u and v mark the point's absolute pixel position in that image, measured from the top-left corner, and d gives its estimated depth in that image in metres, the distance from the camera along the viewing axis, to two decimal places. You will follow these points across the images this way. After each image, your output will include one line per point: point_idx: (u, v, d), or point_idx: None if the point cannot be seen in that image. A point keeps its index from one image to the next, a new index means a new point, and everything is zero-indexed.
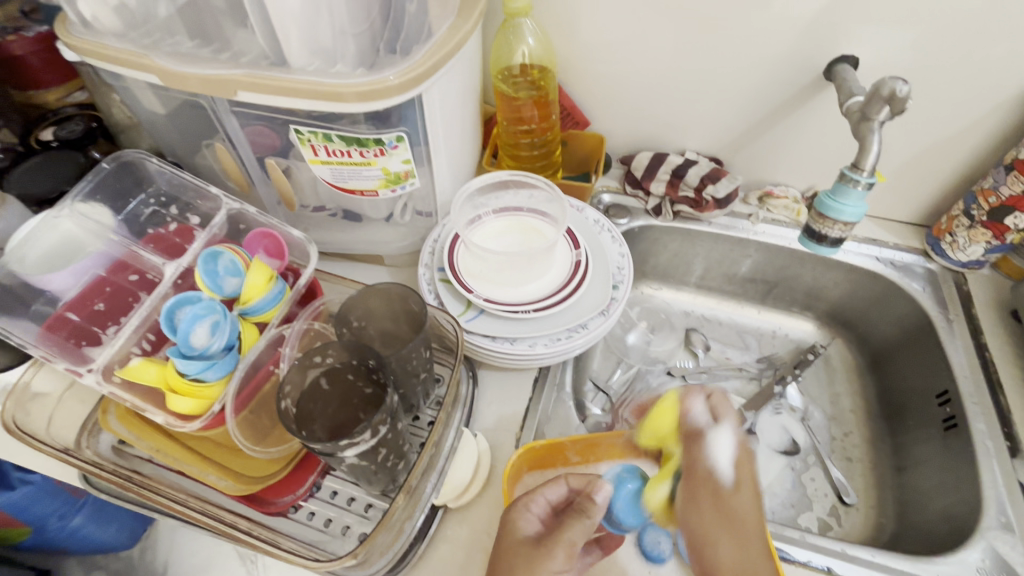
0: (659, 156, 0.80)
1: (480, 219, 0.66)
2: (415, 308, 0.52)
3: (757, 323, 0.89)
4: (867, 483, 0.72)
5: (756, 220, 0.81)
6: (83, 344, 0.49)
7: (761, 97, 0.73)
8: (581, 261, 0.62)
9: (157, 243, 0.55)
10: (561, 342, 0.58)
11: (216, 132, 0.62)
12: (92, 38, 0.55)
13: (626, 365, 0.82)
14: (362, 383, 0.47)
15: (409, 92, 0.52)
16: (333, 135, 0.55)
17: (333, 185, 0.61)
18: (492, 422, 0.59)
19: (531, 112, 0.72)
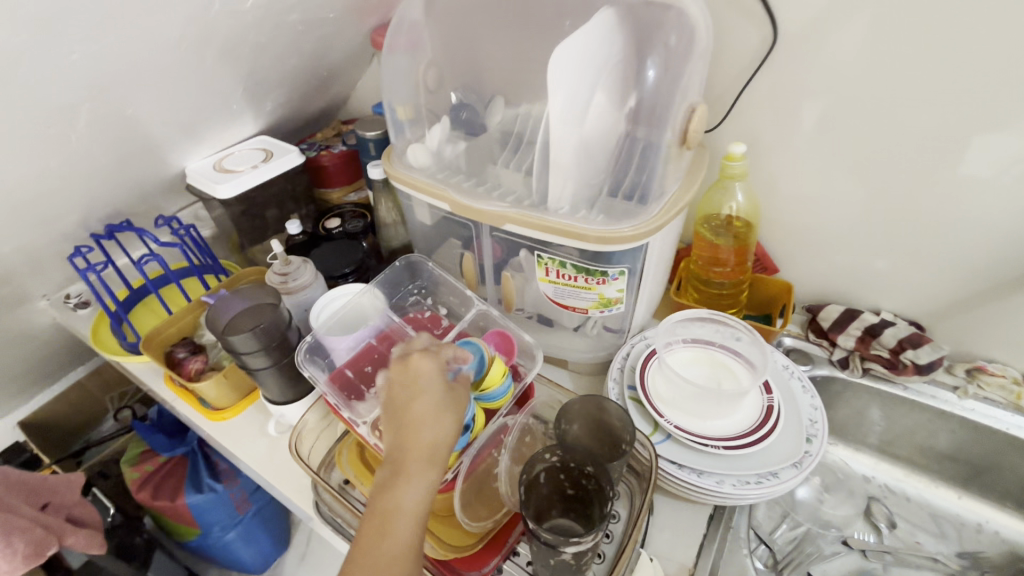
0: (851, 312, 0.81)
1: (672, 346, 0.71)
2: (618, 422, 0.58)
3: (955, 510, 0.79)
4: None
5: (964, 394, 0.76)
6: (353, 398, 0.62)
7: (979, 274, 0.72)
8: (773, 406, 0.64)
9: (416, 325, 0.70)
10: (751, 487, 0.58)
11: (466, 244, 0.77)
12: (404, 171, 0.74)
13: (793, 521, 0.76)
14: (569, 484, 0.55)
15: (641, 239, 0.62)
16: (569, 263, 0.67)
17: (552, 299, 0.72)
18: (666, 550, 0.61)
19: (730, 255, 0.78)
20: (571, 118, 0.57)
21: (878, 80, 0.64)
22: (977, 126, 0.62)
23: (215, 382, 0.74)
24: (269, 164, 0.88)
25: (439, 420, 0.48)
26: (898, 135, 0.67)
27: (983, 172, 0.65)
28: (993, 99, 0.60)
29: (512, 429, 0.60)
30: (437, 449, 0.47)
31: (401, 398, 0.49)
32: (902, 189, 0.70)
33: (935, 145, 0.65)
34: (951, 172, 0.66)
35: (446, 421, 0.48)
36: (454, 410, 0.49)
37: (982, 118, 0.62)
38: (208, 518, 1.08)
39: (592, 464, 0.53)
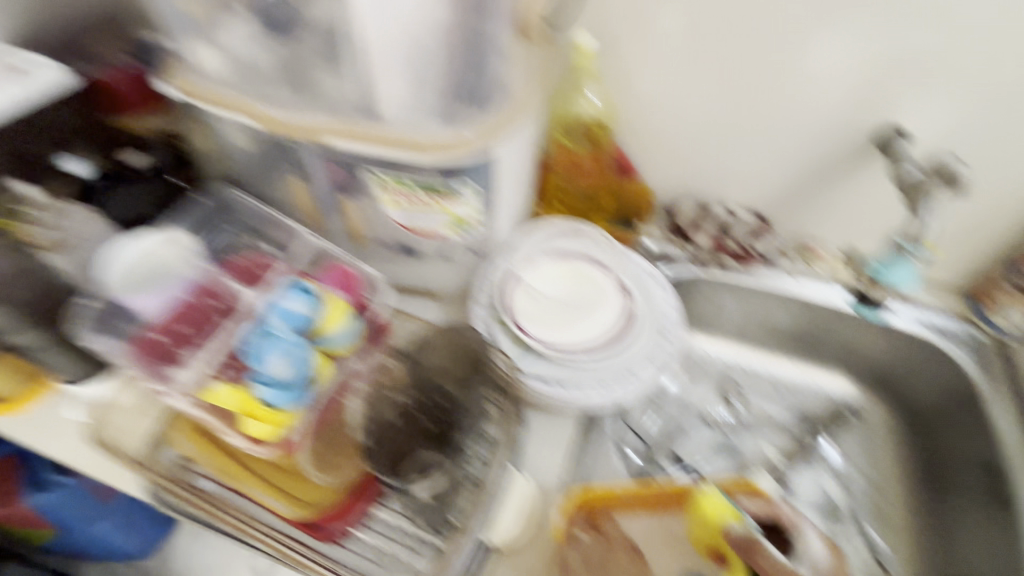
0: (704, 209, 0.84)
1: (535, 261, 0.68)
2: (474, 348, 0.57)
3: (795, 378, 0.89)
4: (908, 548, 0.73)
5: (796, 274, 0.83)
6: (162, 363, 0.52)
7: (812, 162, 0.75)
8: (632, 309, 0.65)
9: (237, 271, 0.59)
10: (612, 388, 0.61)
11: (296, 170, 0.65)
12: (200, 82, 0.59)
13: (660, 412, 0.82)
14: (426, 420, 0.52)
15: (487, 146, 0.56)
16: (410, 180, 0.58)
17: (402, 225, 0.66)
18: (539, 465, 0.60)
19: (588, 164, 0.79)
20: (387, 7, 0.47)
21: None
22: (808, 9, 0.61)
23: None
24: (14, 80, 0.61)
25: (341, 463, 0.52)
26: (739, 21, 0.64)
27: (823, 67, 0.65)
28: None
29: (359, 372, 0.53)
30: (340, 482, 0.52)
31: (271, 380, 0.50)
32: (746, 82, 0.69)
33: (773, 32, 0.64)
34: (794, 69, 0.67)
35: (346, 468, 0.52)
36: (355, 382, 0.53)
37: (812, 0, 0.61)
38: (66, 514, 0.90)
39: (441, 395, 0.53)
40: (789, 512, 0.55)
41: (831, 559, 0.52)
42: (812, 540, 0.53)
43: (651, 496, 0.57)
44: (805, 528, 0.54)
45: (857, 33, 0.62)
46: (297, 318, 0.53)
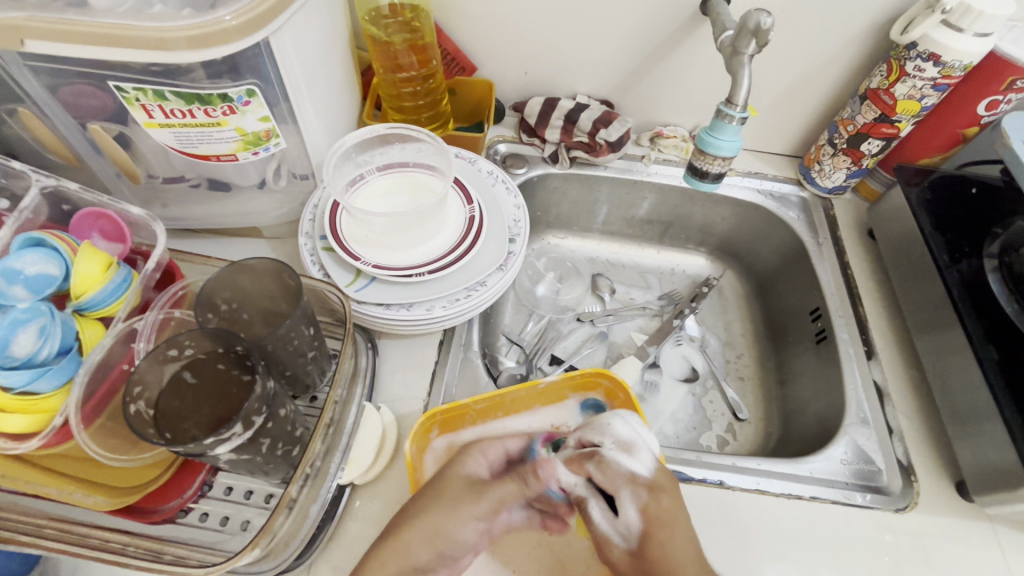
0: (551, 101, 0.79)
1: (363, 179, 0.61)
2: (292, 283, 0.47)
3: (657, 263, 0.93)
4: (757, 398, 0.79)
5: (649, 161, 0.82)
6: None
7: (645, 36, 0.72)
8: (474, 215, 0.60)
9: None
10: (461, 303, 0.56)
11: (18, 95, 0.50)
12: None
13: (537, 316, 0.83)
14: (237, 372, 0.42)
15: (251, 36, 0.45)
16: (167, 91, 0.47)
17: (182, 152, 0.54)
18: (397, 391, 0.58)
19: (409, 59, 0.67)
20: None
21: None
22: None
23: None
24: None
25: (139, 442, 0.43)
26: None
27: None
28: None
29: (142, 331, 0.44)
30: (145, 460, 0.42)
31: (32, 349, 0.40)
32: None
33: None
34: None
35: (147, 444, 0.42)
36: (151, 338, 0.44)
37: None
38: None
39: (239, 341, 0.41)
40: (619, 476, 0.47)
41: (642, 524, 0.45)
42: (627, 507, 0.46)
43: (513, 409, 0.57)
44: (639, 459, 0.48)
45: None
46: (45, 280, 0.42)
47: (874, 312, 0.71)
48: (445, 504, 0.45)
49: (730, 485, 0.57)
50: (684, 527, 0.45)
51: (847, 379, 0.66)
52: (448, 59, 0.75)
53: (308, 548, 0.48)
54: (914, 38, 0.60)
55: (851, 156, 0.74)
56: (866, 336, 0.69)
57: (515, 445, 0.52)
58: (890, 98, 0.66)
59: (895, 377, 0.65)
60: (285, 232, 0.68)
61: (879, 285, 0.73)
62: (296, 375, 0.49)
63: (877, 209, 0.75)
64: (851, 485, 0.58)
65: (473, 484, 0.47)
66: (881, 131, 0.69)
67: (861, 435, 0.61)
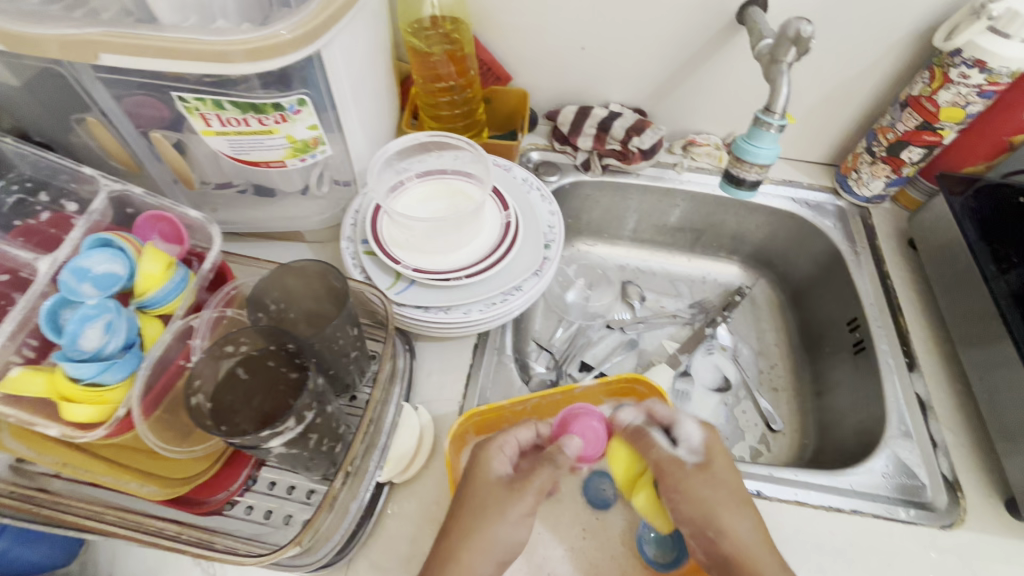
0: (584, 110, 0.80)
1: (402, 185, 0.63)
2: (338, 285, 0.49)
3: (688, 271, 0.92)
4: (792, 409, 0.78)
5: (682, 169, 0.82)
6: None
7: (680, 45, 0.73)
8: (510, 221, 0.61)
9: (27, 236, 0.48)
10: (497, 306, 0.57)
11: (86, 105, 0.54)
12: None
13: (567, 323, 0.84)
14: (285, 369, 0.44)
15: (306, 49, 0.47)
16: (224, 101, 0.50)
17: (234, 158, 0.56)
18: (433, 394, 0.59)
19: (447, 68, 0.68)
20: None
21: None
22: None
23: None
24: None
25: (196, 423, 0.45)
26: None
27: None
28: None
29: (198, 328, 0.46)
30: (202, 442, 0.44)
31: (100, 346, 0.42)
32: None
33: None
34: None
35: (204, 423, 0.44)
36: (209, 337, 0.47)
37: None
38: None
39: (291, 337, 0.43)
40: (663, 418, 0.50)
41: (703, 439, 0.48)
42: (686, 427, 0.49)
43: (549, 410, 0.57)
44: (682, 423, 0.49)
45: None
46: (111, 278, 0.44)
47: (915, 323, 0.69)
48: (479, 506, 0.43)
49: (767, 496, 0.56)
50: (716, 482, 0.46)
51: (888, 392, 0.64)
52: (483, 70, 0.77)
53: (348, 544, 0.49)
54: (958, 45, 0.59)
55: (890, 165, 0.73)
56: (907, 347, 0.67)
57: (525, 435, 0.49)
58: (933, 106, 0.64)
59: (938, 390, 0.64)
60: (326, 237, 0.70)
61: (920, 296, 0.72)
62: (339, 374, 0.50)
63: (919, 218, 0.73)
64: (894, 500, 0.56)
65: (506, 483, 0.45)
66: (922, 139, 0.68)
67: (903, 448, 0.60)
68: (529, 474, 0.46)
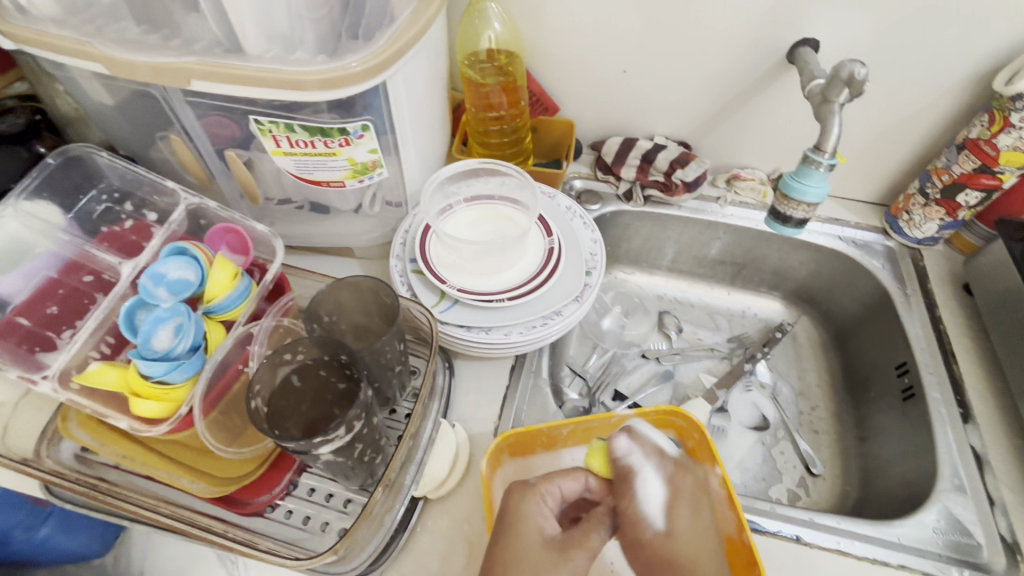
0: (629, 141, 0.81)
1: (451, 208, 0.65)
2: (388, 301, 0.51)
3: (727, 305, 0.91)
4: (833, 453, 0.75)
5: (725, 203, 0.82)
6: (37, 350, 0.47)
7: (728, 81, 0.74)
8: (553, 247, 0.63)
9: (112, 241, 0.53)
10: (537, 330, 0.58)
11: (170, 124, 0.59)
12: (30, 26, 0.51)
13: (601, 349, 0.83)
14: (335, 379, 0.46)
15: (373, 79, 0.51)
16: (295, 124, 0.54)
17: (298, 177, 0.60)
18: (469, 412, 0.60)
19: (500, 98, 0.71)
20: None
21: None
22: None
23: None
24: None
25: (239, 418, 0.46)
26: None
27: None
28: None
29: (257, 335, 0.49)
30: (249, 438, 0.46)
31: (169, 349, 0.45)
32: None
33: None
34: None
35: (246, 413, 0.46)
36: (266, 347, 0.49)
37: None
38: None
39: (345, 350, 0.45)
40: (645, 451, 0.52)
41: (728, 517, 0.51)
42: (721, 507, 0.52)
43: (587, 437, 0.57)
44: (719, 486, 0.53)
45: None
46: (183, 284, 0.48)
47: (971, 372, 0.66)
48: (527, 571, 0.41)
49: (807, 542, 0.54)
50: (695, 511, 0.49)
51: (940, 443, 0.61)
52: (532, 100, 0.80)
53: (380, 557, 0.50)
54: (1019, 90, 0.58)
55: (945, 208, 0.71)
56: (961, 397, 0.64)
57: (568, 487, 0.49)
58: (992, 149, 0.63)
59: (995, 444, 0.61)
60: (375, 254, 0.73)
61: (976, 345, 0.69)
62: (382, 388, 0.52)
63: (975, 262, 0.71)
64: (945, 558, 0.54)
65: (554, 546, 0.44)
66: (979, 182, 0.66)
67: (956, 504, 0.57)
68: (583, 534, 0.46)
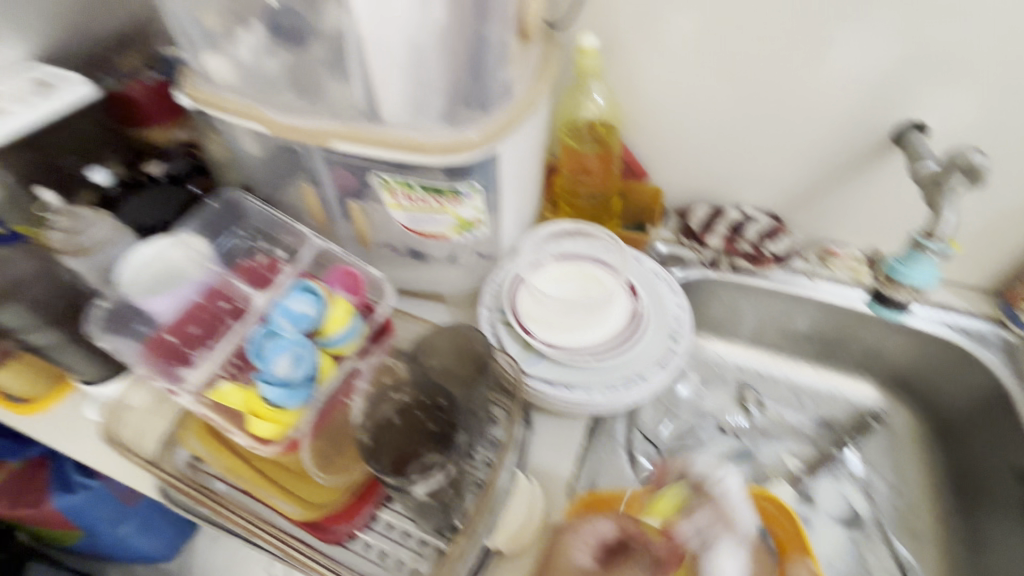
0: (717, 211, 0.82)
1: (541, 264, 0.68)
2: (480, 349, 0.55)
3: (813, 384, 0.86)
4: (939, 563, 0.69)
5: (816, 277, 0.80)
6: (174, 364, 0.53)
7: (827, 158, 0.73)
8: (639, 310, 0.63)
9: (247, 273, 0.60)
10: (618, 391, 0.58)
11: (306, 174, 0.67)
12: (209, 88, 0.61)
13: (674, 417, 0.81)
14: (429, 421, 0.48)
15: (488, 147, 0.56)
16: (414, 182, 0.59)
17: (408, 228, 0.66)
18: (544, 469, 0.60)
19: (595, 164, 0.76)
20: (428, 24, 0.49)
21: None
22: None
23: (16, 374, 0.61)
24: (45, 101, 0.73)
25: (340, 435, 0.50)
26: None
27: (849, 64, 0.65)
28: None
29: (364, 372, 0.53)
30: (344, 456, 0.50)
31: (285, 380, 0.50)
32: (749, 64, 0.68)
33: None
34: (823, 60, 0.65)
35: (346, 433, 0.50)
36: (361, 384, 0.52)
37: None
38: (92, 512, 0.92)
39: (444, 394, 0.50)
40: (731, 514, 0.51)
41: None
42: None
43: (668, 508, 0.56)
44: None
45: (886, 23, 0.61)
46: (302, 318, 0.52)
47: None
48: None
49: None
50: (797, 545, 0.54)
51: None
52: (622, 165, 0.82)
53: None
54: None
55: None
56: None
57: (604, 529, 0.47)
58: None
59: None
60: (462, 301, 0.77)
61: None
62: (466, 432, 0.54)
63: None
64: None
65: None
66: None
67: None
68: None
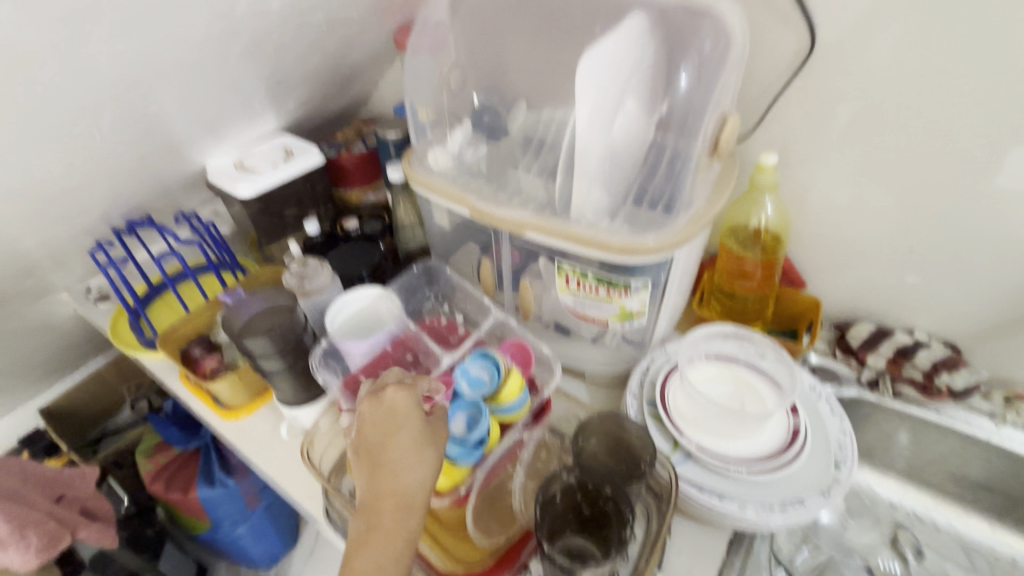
0: (883, 330, 0.77)
1: (694, 361, 0.69)
2: (637, 444, 0.56)
3: (988, 542, 0.75)
4: None
5: (1001, 422, 0.72)
6: (367, 405, 0.61)
7: (1022, 295, 0.68)
8: (800, 429, 0.62)
9: (431, 331, 0.68)
10: (775, 513, 0.56)
11: (486, 250, 0.76)
12: (423, 171, 0.73)
13: (815, 546, 0.74)
14: (584, 505, 0.53)
15: (665, 252, 0.60)
16: (592, 274, 0.65)
17: (571, 310, 0.71)
18: (683, 575, 0.58)
19: (756, 268, 0.76)
20: (600, 122, 0.57)
21: (863, 42, 0.61)
22: (946, 94, 0.60)
23: (230, 384, 0.74)
24: (287, 164, 0.91)
25: (416, 458, 0.48)
26: (910, 125, 0.64)
27: (1021, 186, 0.62)
28: (1015, 83, 0.57)
29: (526, 445, 0.58)
30: (409, 496, 0.47)
31: (377, 436, 0.50)
32: (928, 185, 0.67)
33: (912, 116, 0.63)
34: (986, 183, 0.63)
35: (426, 460, 0.48)
36: (433, 445, 0.49)
37: (1009, 115, 0.58)
38: (219, 513, 1.03)
39: (610, 485, 0.52)
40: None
41: None
42: None
43: None
44: None
45: None
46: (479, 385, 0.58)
47: None
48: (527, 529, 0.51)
49: None
50: None
51: None
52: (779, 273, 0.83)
53: None
54: None
55: None
56: None
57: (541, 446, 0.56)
58: None
59: None
60: (602, 382, 0.79)
61: None
62: None
63: None
64: None
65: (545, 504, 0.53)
66: None
67: None
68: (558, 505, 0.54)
